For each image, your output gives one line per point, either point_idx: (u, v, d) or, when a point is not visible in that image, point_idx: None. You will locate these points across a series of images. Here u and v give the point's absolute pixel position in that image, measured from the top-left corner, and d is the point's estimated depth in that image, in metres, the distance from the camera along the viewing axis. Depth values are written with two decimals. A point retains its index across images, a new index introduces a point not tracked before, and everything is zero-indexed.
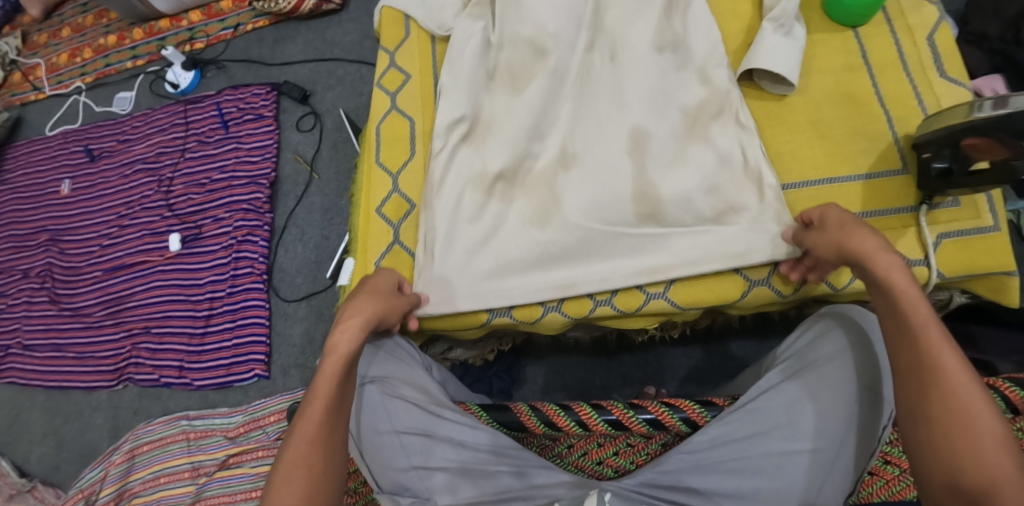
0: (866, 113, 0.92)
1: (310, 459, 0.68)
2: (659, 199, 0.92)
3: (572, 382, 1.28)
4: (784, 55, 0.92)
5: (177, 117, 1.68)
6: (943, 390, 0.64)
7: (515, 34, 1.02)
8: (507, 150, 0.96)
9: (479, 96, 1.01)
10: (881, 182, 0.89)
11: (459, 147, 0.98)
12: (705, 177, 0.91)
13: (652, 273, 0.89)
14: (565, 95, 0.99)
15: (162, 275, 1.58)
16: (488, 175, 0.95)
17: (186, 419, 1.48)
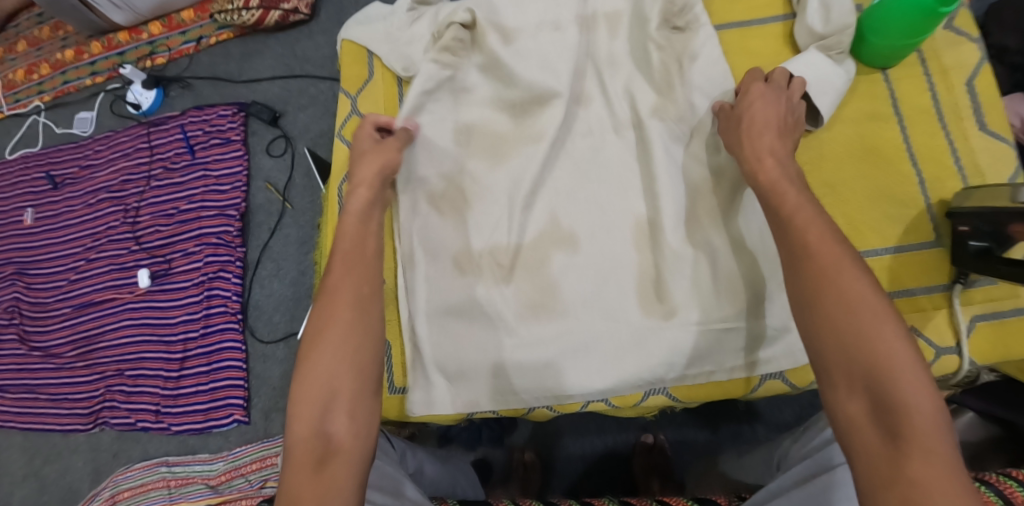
0: (894, 172, 0.80)
1: (325, 393, 0.64)
2: (669, 295, 0.82)
3: (565, 427, 1.19)
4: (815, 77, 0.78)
5: (140, 140, 1.56)
6: (829, 285, 0.60)
7: (497, 97, 0.92)
8: (491, 230, 0.86)
9: (455, 161, 0.90)
10: (910, 255, 0.77)
11: (436, 222, 0.89)
12: (718, 271, 0.82)
13: (655, 379, 0.82)
14: (558, 163, 0.89)
15: (132, 313, 1.49)
16: (470, 254, 0.86)
17: (166, 466, 1.41)
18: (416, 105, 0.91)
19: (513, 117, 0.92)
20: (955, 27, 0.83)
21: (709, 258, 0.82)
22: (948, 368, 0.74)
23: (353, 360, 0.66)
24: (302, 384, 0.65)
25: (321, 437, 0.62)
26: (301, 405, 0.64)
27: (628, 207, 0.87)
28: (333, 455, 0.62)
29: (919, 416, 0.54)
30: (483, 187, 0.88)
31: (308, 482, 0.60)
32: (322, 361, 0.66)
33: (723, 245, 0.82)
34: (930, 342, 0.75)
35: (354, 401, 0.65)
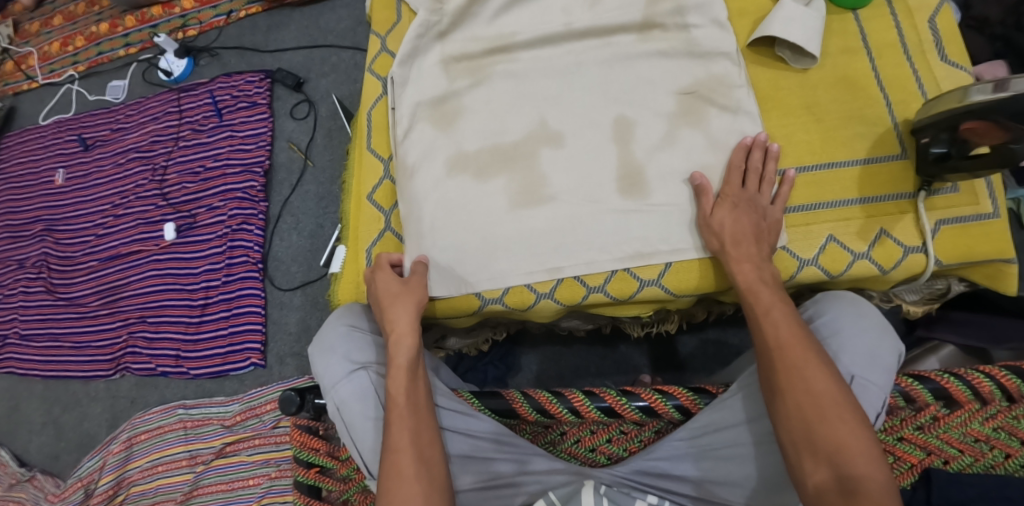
0: (865, 96, 0.83)
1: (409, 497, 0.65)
2: (644, 178, 0.80)
3: (566, 369, 1.27)
4: (802, 24, 0.81)
5: (170, 105, 1.66)
6: (795, 377, 0.64)
7: (477, 29, 0.91)
8: (479, 130, 0.86)
9: (443, 68, 0.90)
10: (878, 167, 0.80)
11: (425, 122, 0.88)
12: (694, 161, 0.80)
13: (638, 256, 0.78)
14: (546, 66, 0.88)
15: (156, 265, 1.57)
16: (464, 155, 0.85)
17: (183, 408, 1.50)
18: (411, 48, 0.91)
19: (494, 35, 0.90)
20: None
21: (686, 151, 0.81)
22: (916, 266, 0.78)
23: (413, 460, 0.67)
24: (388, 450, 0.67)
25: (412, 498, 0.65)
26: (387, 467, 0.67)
27: (608, 106, 0.84)
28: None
29: (873, 485, 0.58)
30: (468, 97, 0.88)
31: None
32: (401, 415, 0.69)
33: (704, 143, 0.81)
34: (897, 241, 0.78)
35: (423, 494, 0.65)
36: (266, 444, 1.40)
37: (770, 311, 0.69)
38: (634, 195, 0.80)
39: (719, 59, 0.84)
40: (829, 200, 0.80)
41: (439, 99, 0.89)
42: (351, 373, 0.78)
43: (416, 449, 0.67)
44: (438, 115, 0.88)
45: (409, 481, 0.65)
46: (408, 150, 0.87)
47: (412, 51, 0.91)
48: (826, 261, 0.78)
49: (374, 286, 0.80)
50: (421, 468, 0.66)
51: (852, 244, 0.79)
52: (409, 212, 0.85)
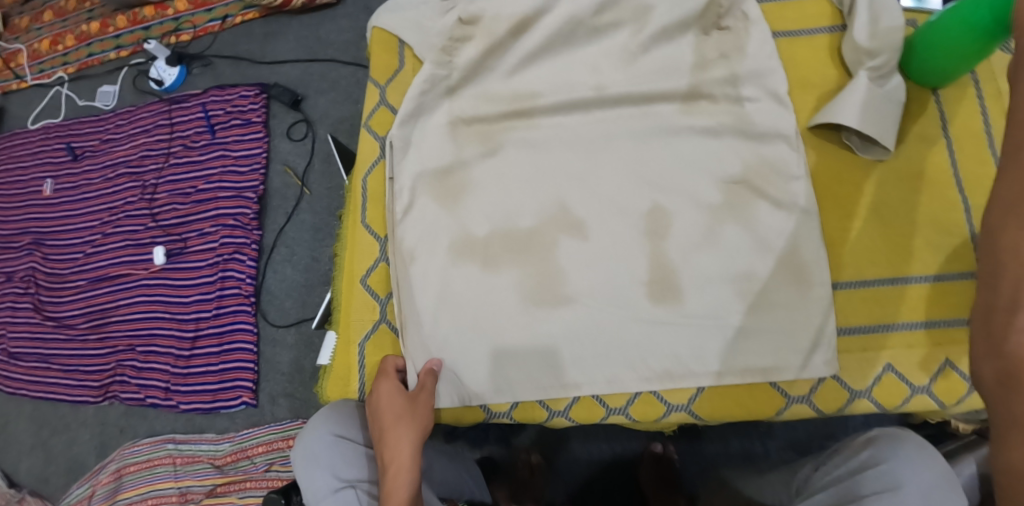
0: (939, 197, 0.71)
1: None
2: (679, 282, 0.71)
3: (574, 431, 1.16)
4: (874, 112, 0.70)
5: (161, 117, 1.55)
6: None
7: (492, 86, 0.80)
8: (490, 212, 0.76)
9: (451, 133, 0.79)
10: (949, 286, 0.68)
11: (429, 198, 0.78)
12: (736, 265, 0.70)
13: (666, 377, 0.69)
14: (572, 139, 0.78)
15: (146, 290, 1.49)
16: (473, 239, 0.75)
17: (173, 443, 1.44)
18: (414, 106, 0.79)
19: (514, 97, 0.79)
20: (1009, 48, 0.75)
21: (728, 252, 0.71)
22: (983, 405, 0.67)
23: None
24: None
25: None
26: None
27: (641, 192, 0.74)
28: None
29: None
30: (480, 171, 0.78)
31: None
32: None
33: (750, 244, 0.71)
34: (963, 375, 0.67)
35: None
36: (257, 488, 1.33)
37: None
38: (666, 300, 0.71)
39: (775, 142, 0.73)
40: (890, 322, 0.68)
41: (447, 173, 0.78)
42: (337, 492, 0.70)
43: None
44: (444, 189, 0.78)
45: None
46: (409, 228, 0.77)
47: (415, 109, 0.80)
48: (880, 394, 0.67)
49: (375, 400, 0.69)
50: None
51: (912, 376, 0.67)
52: (407, 303, 0.75)
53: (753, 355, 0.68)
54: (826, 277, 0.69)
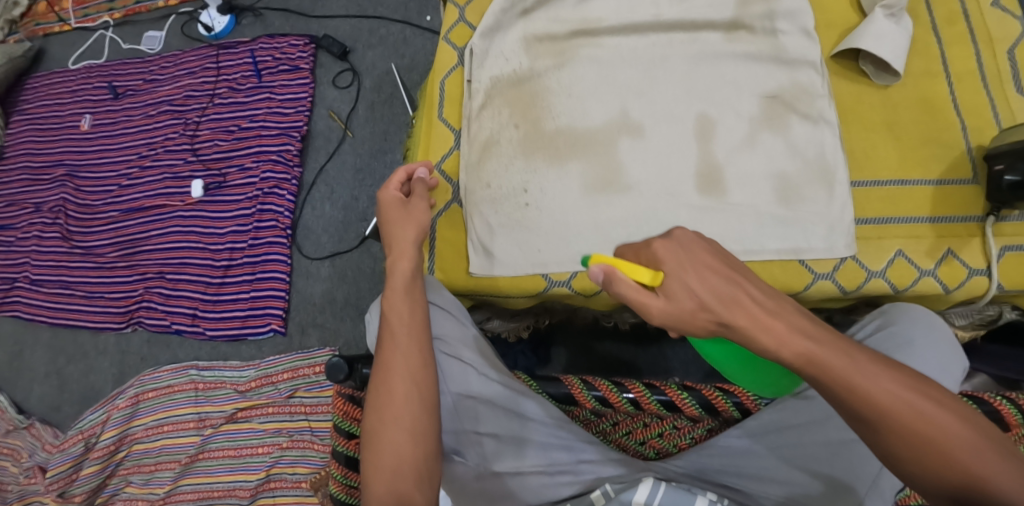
0: (942, 120, 0.83)
1: (393, 461, 0.65)
2: (723, 176, 0.81)
3: (597, 364, 1.20)
4: (891, 42, 0.82)
5: (208, 61, 1.65)
6: (863, 397, 0.54)
7: (562, 11, 0.89)
8: (557, 115, 0.85)
9: (524, 47, 0.89)
10: (950, 190, 0.80)
11: (500, 99, 0.87)
12: (772, 165, 0.81)
13: None
14: (631, 56, 0.87)
15: (180, 221, 1.54)
16: (541, 135, 0.84)
17: (195, 369, 1.46)
18: (494, 21, 0.89)
19: (580, 19, 0.89)
20: (1001, 5, 0.88)
21: (763, 155, 0.81)
22: (978, 289, 0.78)
23: (408, 428, 0.67)
24: (381, 423, 0.67)
25: (392, 465, 0.65)
26: (374, 429, 0.67)
27: (689, 103, 0.84)
28: (405, 470, 0.66)
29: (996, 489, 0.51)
30: (550, 78, 0.87)
31: (394, 464, 0.65)
32: (395, 360, 0.70)
33: (784, 148, 0.81)
34: (963, 263, 0.78)
35: (417, 469, 0.66)
36: (279, 413, 1.38)
37: (769, 328, 0.56)
38: (713, 192, 0.80)
39: (804, 69, 0.84)
40: (896, 215, 0.80)
41: (519, 79, 0.88)
42: None
43: (404, 415, 0.67)
44: (517, 93, 0.87)
45: (391, 440, 0.66)
46: (482, 123, 0.86)
47: (494, 24, 0.89)
48: (892, 275, 0.78)
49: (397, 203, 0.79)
50: (408, 437, 0.67)
51: (920, 261, 0.78)
52: (476, 187, 0.84)
53: (787, 238, 0.78)
54: (842, 169, 0.80)
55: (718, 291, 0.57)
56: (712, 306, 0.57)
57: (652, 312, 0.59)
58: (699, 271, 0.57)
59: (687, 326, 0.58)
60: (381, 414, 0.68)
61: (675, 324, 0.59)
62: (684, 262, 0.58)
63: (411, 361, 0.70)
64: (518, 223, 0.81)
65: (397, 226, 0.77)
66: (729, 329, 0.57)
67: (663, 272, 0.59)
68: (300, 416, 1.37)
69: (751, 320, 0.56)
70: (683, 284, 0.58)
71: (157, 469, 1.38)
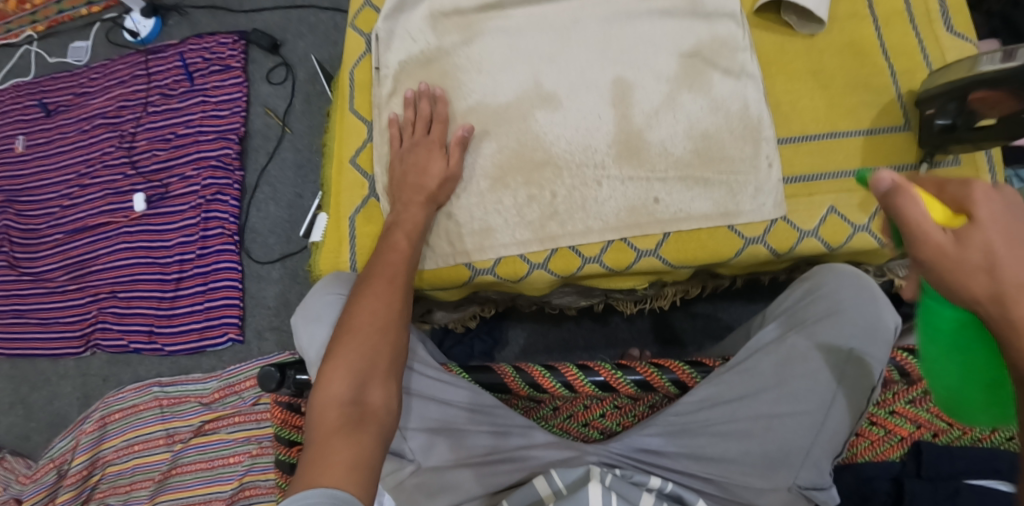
0: (870, 64, 0.82)
1: (365, 364, 0.60)
2: (644, 143, 0.77)
3: (555, 343, 1.18)
4: None
5: (138, 67, 1.59)
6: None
7: None
8: (469, 95, 0.81)
9: (432, 24, 0.84)
10: (882, 138, 0.80)
11: (408, 81, 0.84)
12: (694, 125, 0.78)
13: (637, 223, 0.76)
14: (547, 25, 0.83)
15: (126, 237, 1.50)
16: (454, 116, 0.81)
17: (158, 386, 1.42)
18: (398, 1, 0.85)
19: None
20: None
21: (687, 115, 0.78)
22: None
23: (375, 345, 0.61)
24: (347, 333, 0.62)
25: (357, 369, 0.59)
26: (340, 338, 0.62)
27: (604, 68, 0.80)
28: (375, 373, 0.60)
29: None
30: (457, 56, 0.83)
31: (356, 366, 0.59)
32: (338, 358, 0.60)
33: (705, 107, 0.78)
34: None
35: (389, 374, 0.60)
36: (246, 422, 1.35)
37: None
38: (632, 160, 0.77)
39: (723, 21, 0.81)
40: (826, 171, 0.80)
41: (428, 59, 0.84)
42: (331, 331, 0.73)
43: (374, 327, 0.62)
44: (428, 74, 0.83)
45: (355, 349, 0.60)
46: (394, 109, 0.83)
47: (399, 5, 0.85)
48: (825, 233, 0.78)
49: (402, 153, 0.79)
50: (377, 346, 0.61)
51: (854, 216, 0.77)
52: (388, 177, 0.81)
53: (712, 203, 0.76)
54: (769, 127, 0.78)
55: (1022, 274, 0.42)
56: (1006, 276, 0.42)
57: (931, 252, 0.44)
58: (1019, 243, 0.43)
59: (958, 282, 0.44)
60: (350, 325, 0.62)
61: (945, 273, 0.44)
62: (1004, 217, 0.44)
63: (356, 361, 0.59)
64: (442, 212, 0.79)
65: (406, 174, 0.77)
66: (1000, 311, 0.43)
67: (968, 218, 0.44)
68: (267, 422, 1.34)
69: None
70: (988, 238, 0.43)
71: (133, 489, 1.33)
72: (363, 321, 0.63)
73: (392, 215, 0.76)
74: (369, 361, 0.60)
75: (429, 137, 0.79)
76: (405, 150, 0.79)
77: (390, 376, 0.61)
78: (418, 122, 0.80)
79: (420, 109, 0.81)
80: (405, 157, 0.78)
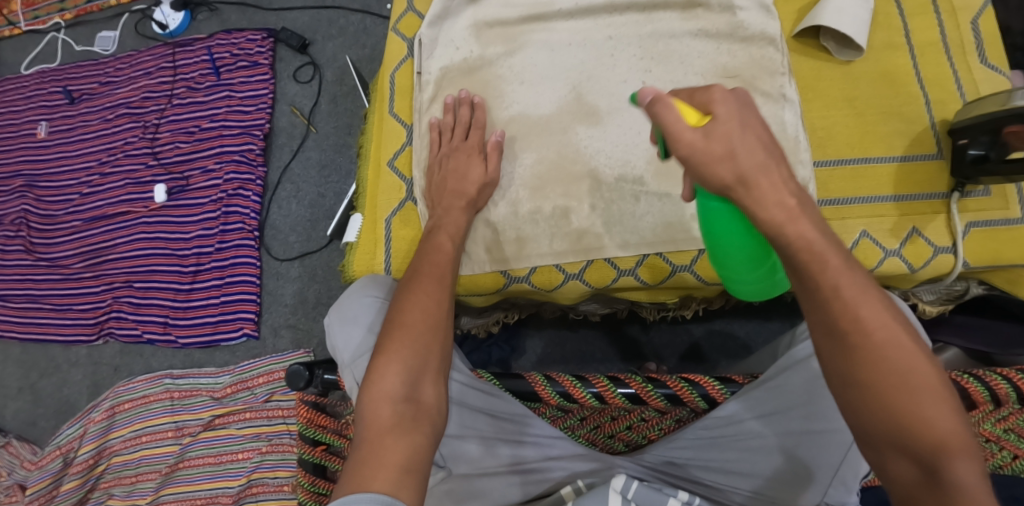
0: (905, 93, 0.84)
1: (417, 362, 0.60)
2: None
3: (572, 353, 1.18)
4: (852, 15, 0.82)
5: (164, 59, 1.60)
6: (841, 302, 0.51)
7: None
8: (510, 105, 0.82)
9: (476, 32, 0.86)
10: (913, 165, 0.81)
11: (451, 88, 0.85)
12: None
13: (674, 238, 0.77)
14: (594, 40, 0.84)
15: (145, 228, 1.50)
16: (495, 125, 0.82)
17: (170, 378, 1.42)
18: (442, 8, 0.86)
19: (533, 2, 0.85)
20: None
21: None
22: (944, 267, 0.80)
23: (425, 345, 0.62)
24: (398, 330, 0.62)
25: (410, 365, 0.60)
26: (389, 335, 0.62)
27: (645, 84, 0.81)
28: (427, 371, 0.61)
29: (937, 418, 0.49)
30: (498, 65, 0.84)
31: (408, 362, 0.60)
32: (391, 353, 0.60)
33: None
34: (928, 241, 0.79)
35: (439, 373, 0.61)
36: (257, 418, 1.34)
37: (779, 202, 0.54)
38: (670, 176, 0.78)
39: (764, 44, 0.82)
40: (858, 196, 0.81)
41: (471, 68, 0.85)
42: (368, 334, 0.73)
43: (422, 325, 0.63)
44: (470, 84, 0.84)
45: (405, 345, 0.61)
46: (435, 114, 0.85)
47: (443, 12, 0.86)
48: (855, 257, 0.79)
49: (443, 158, 0.80)
50: (427, 344, 0.62)
51: (885, 241, 0.80)
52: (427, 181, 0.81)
53: None
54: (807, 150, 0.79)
55: (751, 159, 0.54)
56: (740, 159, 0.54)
57: (686, 148, 0.55)
58: (742, 134, 0.55)
59: (710, 171, 0.54)
60: (399, 323, 0.63)
61: (699, 164, 0.55)
62: (734, 116, 0.56)
63: (410, 359, 0.60)
64: (480, 219, 0.79)
65: (446, 180, 0.78)
66: (744, 189, 0.54)
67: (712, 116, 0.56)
68: (278, 420, 1.34)
69: (768, 191, 0.54)
70: (725, 130, 0.55)
71: (139, 480, 1.32)
72: (412, 318, 0.64)
73: (432, 220, 0.77)
74: (421, 359, 0.61)
75: (469, 143, 0.80)
76: (446, 155, 0.80)
77: (440, 376, 0.62)
78: (460, 129, 0.81)
79: (462, 118, 0.82)
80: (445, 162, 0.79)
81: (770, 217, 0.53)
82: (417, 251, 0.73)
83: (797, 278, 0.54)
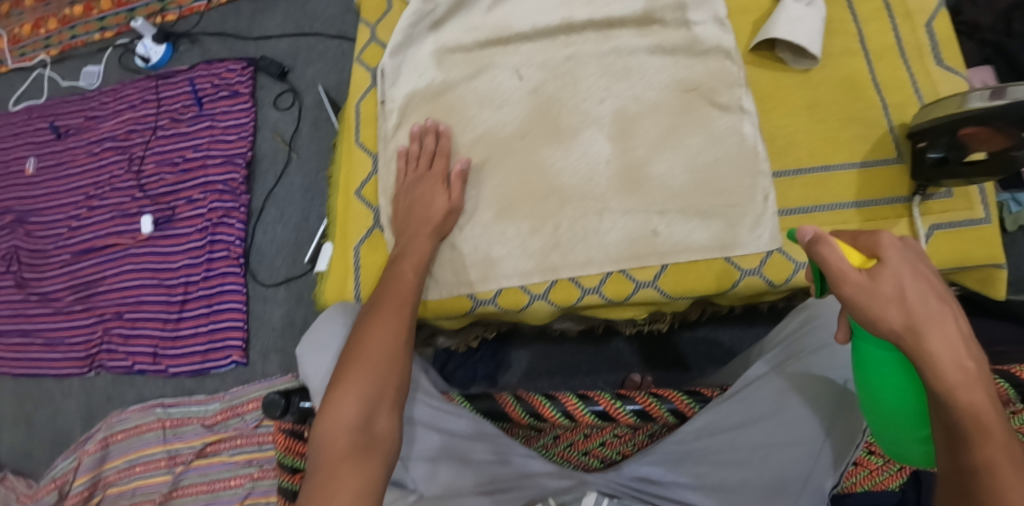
0: (864, 98, 0.84)
1: (374, 392, 0.61)
2: (646, 175, 0.79)
3: (558, 366, 1.19)
4: (805, 27, 0.83)
5: (148, 92, 1.62)
6: (996, 479, 0.46)
7: (473, 18, 0.87)
8: (473, 128, 0.84)
9: (438, 58, 0.87)
10: (875, 171, 0.82)
11: (416, 115, 0.86)
12: (694, 159, 0.80)
13: (637, 254, 0.78)
14: (553, 60, 0.85)
15: (133, 259, 1.52)
16: (459, 148, 0.83)
17: (161, 407, 1.42)
18: (404, 37, 0.88)
19: (492, 25, 0.86)
20: None
21: (688, 150, 0.80)
22: None
23: (382, 374, 0.62)
24: (357, 361, 0.63)
25: (368, 397, 0.61)
26: (348, 366, 0.63)
27: (605, 102, 0.83)
28: (384, 401, 0.61)
29: None
30: (459, 90, 0.85)
31: (365, 395, 0.61)
32: (348, 384, 0.61)
33: (705, 141, 0.80)
34: None
35: (397, 402, 0.62)
36: (247, 444, 1.33)
37: (957, 355, 0.48)
38: (633, 193, 0.79)
39: (721, 58, 0.83)
40: (819, 203, 0.82)
41: (435, 93, 0.86)
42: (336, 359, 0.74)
43: (381, 355, 0.64)
44: (434, 110, 0.86)
45: (363, 376, 0.62)
46: (400, 141, 0.86)
47: (404, 40, 0.88)
48: None
49: (408, 184, 0.81)
50: (386, 376, 0.63)
51: None
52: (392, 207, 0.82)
53: (713, 235, 0.78)
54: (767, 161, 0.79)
55: (923, 305, 0.49)
56: (911, 306, 0.49)
57: (848, 288, 0.52)
58: (921, 282, 0.50)
59: (877, 313, 0.50)
60: (358, 353, 0.64)
61: (864, 306, 0.51)
62: (910, 262, 0.51)
63: (367, 389, 0.61)
64: (446, 244, 0.81)
65: (412, 208, 0.79)
66: (913, 336, 0.49)
67: (879, 259, 0.52)
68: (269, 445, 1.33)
69: (944, 343, 0.48)
70: (896, 275, 0.50)
71: None
72: (370, 347, 0.64)
73: (398, 247, 0.78)
74: (378, 390, 0.62)
75: (434, 170, 0.81)
76: (410, 182, 0.81)
77: (397, 405, 0.62)
78: (424, 156, 0.82)
79: (427, 146, 0.83)
80: (410, 190, 0.80)
81: (939, 375, 0.48)
82: (382, 278, 0.74)
83: (947, 437, 0.49)
